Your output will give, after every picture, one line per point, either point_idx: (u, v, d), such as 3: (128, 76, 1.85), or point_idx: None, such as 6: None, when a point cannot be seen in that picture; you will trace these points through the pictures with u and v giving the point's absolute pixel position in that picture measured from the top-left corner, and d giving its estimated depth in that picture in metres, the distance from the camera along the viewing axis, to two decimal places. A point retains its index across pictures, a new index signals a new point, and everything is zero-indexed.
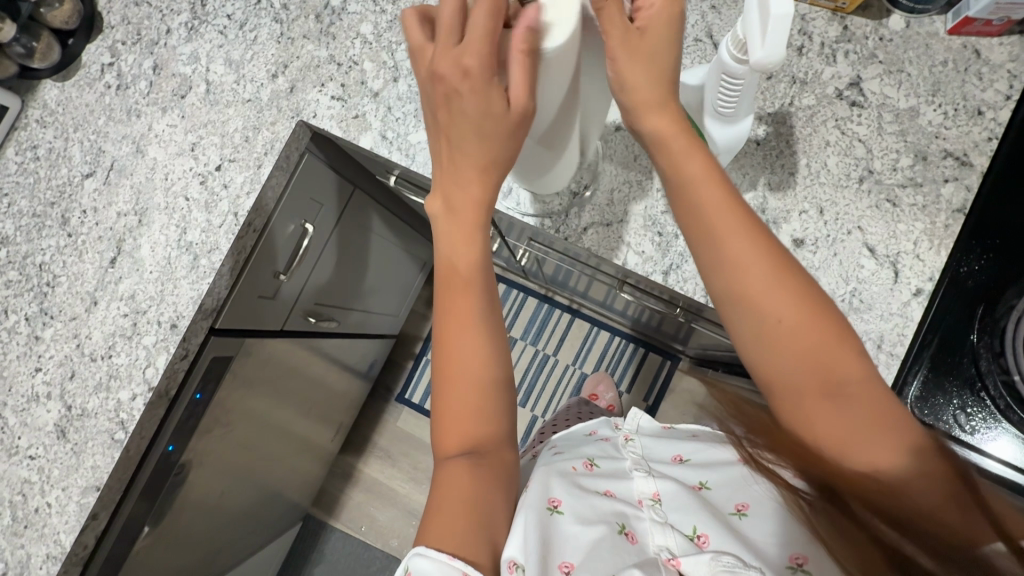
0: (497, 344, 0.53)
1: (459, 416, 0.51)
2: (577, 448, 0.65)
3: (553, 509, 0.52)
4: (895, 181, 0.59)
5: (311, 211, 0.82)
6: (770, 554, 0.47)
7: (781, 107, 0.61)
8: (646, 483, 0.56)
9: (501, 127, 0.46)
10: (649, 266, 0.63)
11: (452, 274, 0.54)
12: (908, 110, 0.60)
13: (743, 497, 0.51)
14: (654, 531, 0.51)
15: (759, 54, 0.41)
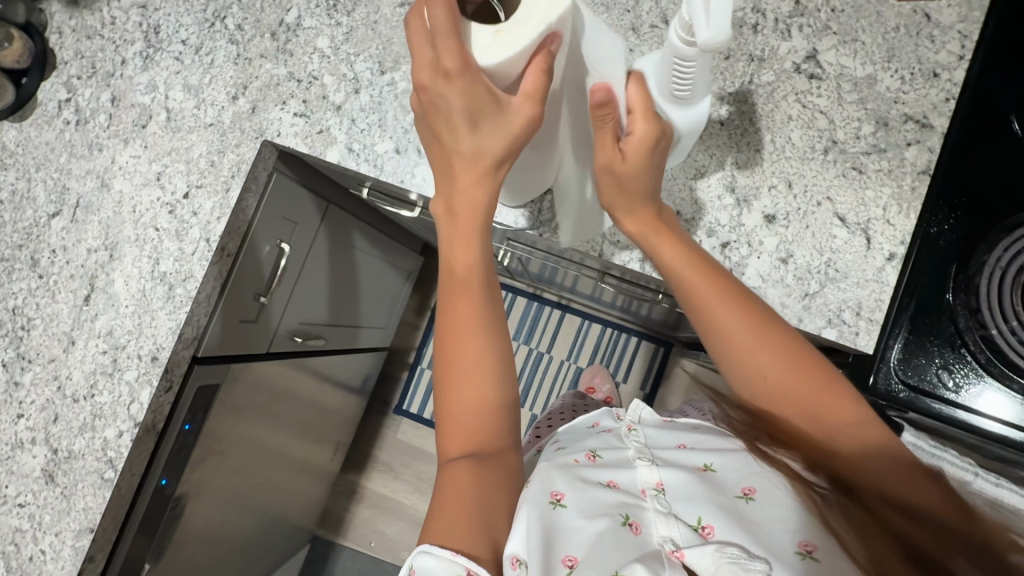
0: (502, 342, 0.53)
1: (468, 424, 0.51)
2: (581, 440, 0.64)
3: (557, 502, 0.51)
4: (860, 148, 0.60)
5: (286, 230, 0.82)
6: (779, 539, 0.46)
7: (741, 87, 0.62)
8: (650, 472, 0.55)
9: (501, 122, 0.46)
10: (626, 256, 0.63)
11: (456, 281, 0.53)
12: (865, 78, 0.60)
13: (750, 481, 0.51)
14: (659, 520, 0.50)
15: (704, 35, 0.41)
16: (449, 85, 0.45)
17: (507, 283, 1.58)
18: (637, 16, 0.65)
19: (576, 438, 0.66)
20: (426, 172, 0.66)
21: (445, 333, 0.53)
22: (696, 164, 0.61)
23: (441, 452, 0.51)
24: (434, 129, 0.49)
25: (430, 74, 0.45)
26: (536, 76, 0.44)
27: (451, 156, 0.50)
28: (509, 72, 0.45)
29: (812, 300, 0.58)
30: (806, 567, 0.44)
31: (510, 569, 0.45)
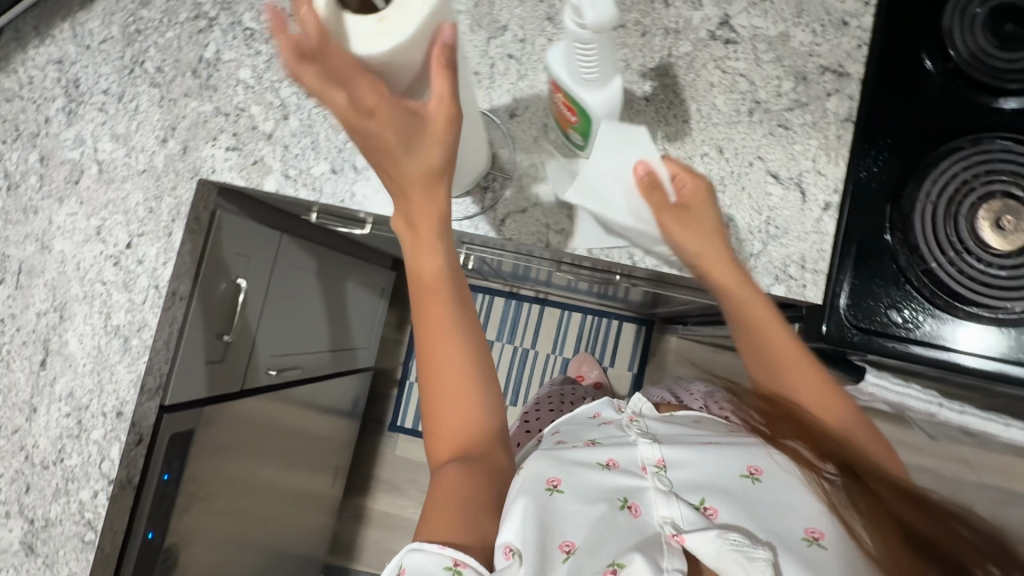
0: (479, 344, 0.54)
1: (451, 427, 0.52)
2: (582, 430, 0.66)
3: (553, 488, 0.53)
4: (783, 105, 0.61)
5: (240, 265, 0.81)
6: (788, 524, 0.50)
7: (661, 61, 0.63)
8: (651, 449, 0.57)
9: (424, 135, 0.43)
10: (570, 243, 0.62)
11: (426, 287, 0.52)
12: (779, 36, 0.61)
13: (755, 463, 0.55)
14: (660, 499, 0.52)
15: (589, 17, 0.43)
16: (372, 121, 0.42)
17: (483, 285, 1.58)
18: (551, 6, 0.65)
19: (576, 428, 0.68)
20: (365, 188, 0.66)
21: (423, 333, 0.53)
22: None
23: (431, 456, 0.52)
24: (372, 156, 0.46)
25: (346, 112, 0.42)
26: (447, 80, 0.42)
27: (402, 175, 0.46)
28: (399, 64, 0.42)
29: (757, 260, 0.59)
30: (812, 552, 0.48)
31: (503, 558, 0.46)
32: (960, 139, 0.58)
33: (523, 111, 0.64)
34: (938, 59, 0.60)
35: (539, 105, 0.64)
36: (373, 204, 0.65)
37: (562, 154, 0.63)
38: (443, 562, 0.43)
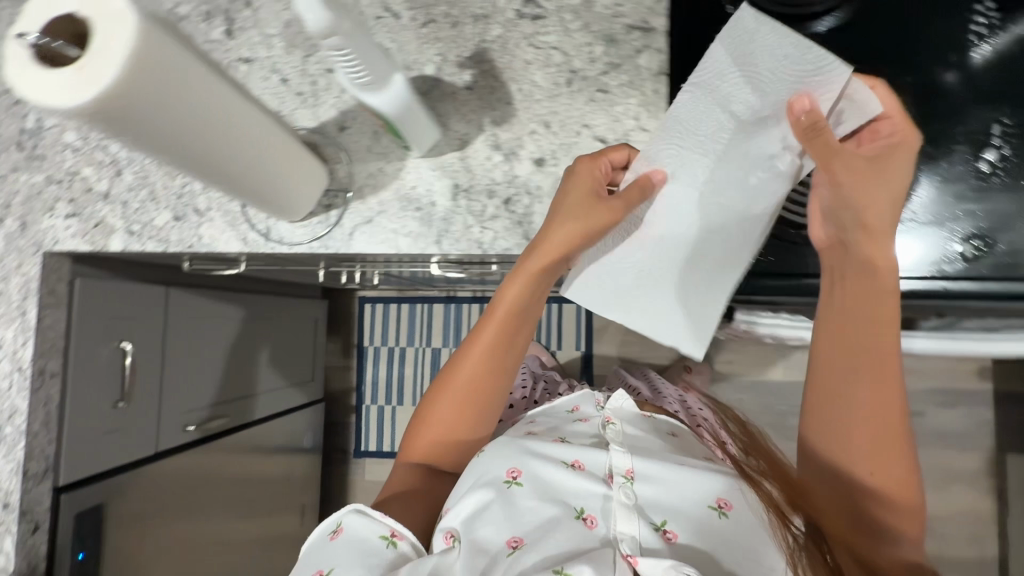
0: (499, 389, 0.64)
1: (432, 443, 0.65)
2: (559, 424, 0.72)
3: (513, 481, 0.59)
4: (598, 70, 0.61)
5: (125, 329, 0.80)
6: (742, 560, 0.53)
7: (476, 48, 0.63)
8: (624, 459, 0.60)
9: (598, 216, 0.52)
10: (420, 243, 0.62)
11: (500, 317, 0.60)
12: (582, 3, 0.62)
13: (727, 497, 0.57)
14: (620, 513, 0.55)
15: (306, 17, 0.39)
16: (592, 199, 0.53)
17: (420, 295, 1.57)
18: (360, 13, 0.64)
19: (551, 423, 0.74)
20: (210, 229, 0.65)
21: (462, 353, 0.63)
22: (458, 134, 0.62)
23: (404, 445, 0.66)
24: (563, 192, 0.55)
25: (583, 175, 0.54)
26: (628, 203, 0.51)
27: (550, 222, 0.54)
28: (142, 103, 0.38)
29: None
30: None
31: (443, 540, 0.54)
32: None
33: (352, 123, 0.64)
34: None
35: (366, 113, 0.64)
36: (222, 244, 0.64)
37: (397, 157, 0.63)
38: (382, 531, 0.55)
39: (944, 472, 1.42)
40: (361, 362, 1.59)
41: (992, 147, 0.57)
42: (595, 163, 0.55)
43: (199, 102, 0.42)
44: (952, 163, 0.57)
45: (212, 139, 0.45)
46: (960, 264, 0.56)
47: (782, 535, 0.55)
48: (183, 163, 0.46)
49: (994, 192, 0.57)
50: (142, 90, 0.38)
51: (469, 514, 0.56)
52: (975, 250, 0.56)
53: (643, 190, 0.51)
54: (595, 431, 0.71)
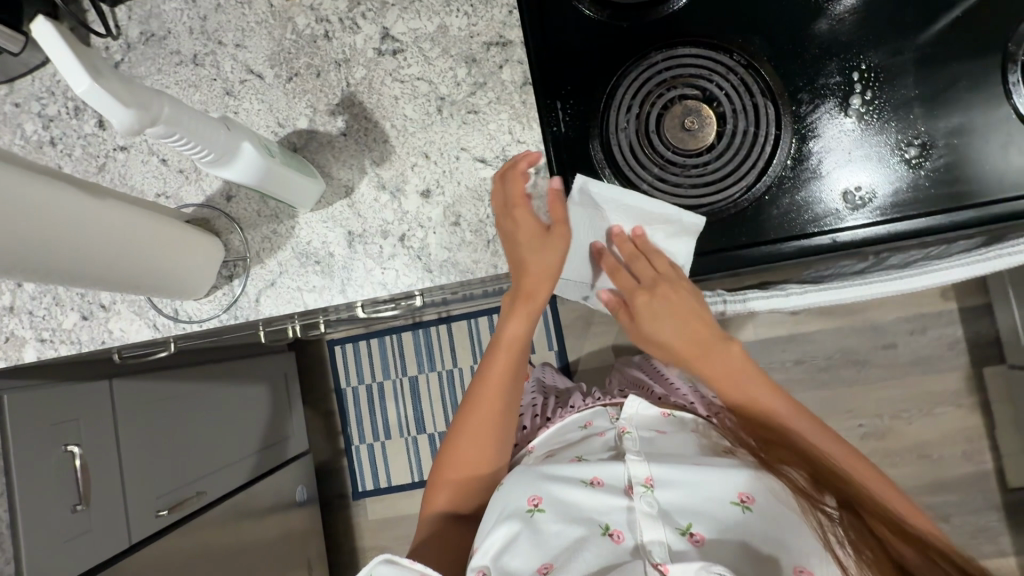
0: (508, 421, 0.66)
1: (454, 488, 0.65)
2: (572, 444, 0.71)
3: (535, 507, 0.58)
4: (465, 92, 0.61)
5: (71, 431, 0.80)
6: (771, 551, 0.53)
7: (344, 93, 0.63)
8: (640, 467, 0.59)
9: (547, 244, 0.57)
10: (325, 294, 0.62)
11: (507, 352, 0.64)
12: (438, 30, 0.62)
13: (749, 490, 0.57)
14: (647, 524, 0.55)
15: (112, 120, 0.39)
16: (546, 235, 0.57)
17: (386, 327, 1.57)
18: (225, 80, 0.64)
19: (566, 442, 0.73)
20: (119, 321, 0.64)
21: (472, 399, 0.65)
22: (342, 181, 0.62)
23: (427, 495, 0.67)
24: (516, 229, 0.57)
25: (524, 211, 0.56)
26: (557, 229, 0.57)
27: (521, 263, 0.57)
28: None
29: (496, 244, 0.60)
30: None
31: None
32: (630, 63, 0.61)
33: (238, 191, 0.64)
34: None
35: None
36: (133, 333, 0.64)
37: (288, 216, 0.63)
38: None
39: (931, 395, 1.40)
40: (342, 405, 1.58)
41: (856, 93, 0.58)
42: (521, 207, 0.56)
43: (26, 210, 0.43)
44: (822, 116, 0.58)
45: (57, 240, 0.45)
46: (848, 213, 0.58)
47: (815, 519, 0.57)
48: (38, 268, 0.46)
49: (868, 137, 0.58)
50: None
51: (498, 548, 0.56)
52: (860, 197, 0.58)
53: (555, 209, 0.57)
54: (611, 444, 0.69)
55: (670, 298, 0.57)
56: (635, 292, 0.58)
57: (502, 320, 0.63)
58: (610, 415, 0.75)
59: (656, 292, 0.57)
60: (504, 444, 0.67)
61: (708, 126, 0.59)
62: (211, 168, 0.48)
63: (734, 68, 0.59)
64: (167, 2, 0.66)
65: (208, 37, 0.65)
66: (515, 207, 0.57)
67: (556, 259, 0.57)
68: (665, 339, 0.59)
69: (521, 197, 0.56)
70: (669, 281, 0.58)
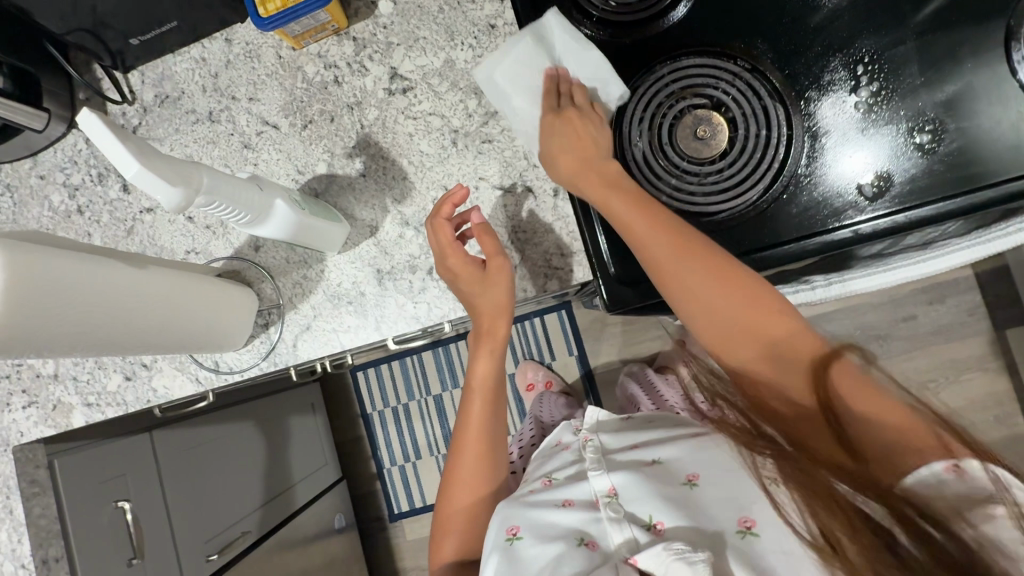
0: (496, 455, 0.69)
1: (457, 532, 0.67)
2: (545, 464, 0.73)
3: (513, 538, 0.59)
4: (477, 123, 0.63)
5: (119, 487, 0.81)
6: (726, 520, 0.55)
7: (359, 135, 0.64)
8: (600, 478, 0.60)
9: (490, 281, 0.59)
10: (360, 333, 0.63)
11: (478, 390, 0.67)
12: (444, 64, 0.63)
13: (693, 468, 0.59)
14: (613, 529, 0.55)
15: (161, 199, 0.40)
16: (489, 273, 0.59)
17: (405, 349, 1.58)
18: (242, 134, 0.66)
19: (540, 462, 0.74)
20: (162, 378, 0.66)
21: (459, 439, 0.69)
22: (367, 221, 0.64)
23: (433, 547, 0.69)
24: (453, 273, 0.59)
25: (459, 260, 0.58)
26: (493, 262, 0.58)
27: (475, 305, 0.60)
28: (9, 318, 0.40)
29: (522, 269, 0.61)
30: (747, 542, 0.53)
31: None
32: (636, 79, 0.62)
33: (265, 240, 0.65)
34: (585, 18, 0.63)
35: None
36: (177, 389, 0.66)
37: (316, 259, 0.64)
38: None
39: (954, 362, 1.40)
40: (369, 429, 1.60)
41: (862, 86, 0.59)
42: (453, 253, 0.58)
43: (76, 286, 0.44)
44: (831, 112, 0.59)
45: (106, 314, 0.47)
46: (866, 204, 0.58)
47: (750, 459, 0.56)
48: (91, 343, 0.47)
49: (877, 128, 0.59)
50: (37, 317, 0.42)
51: None
52: (875, 187, 0.58)
53: (488, 242, 0.58)
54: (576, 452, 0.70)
55: (576, 125, 0.57)
56: (553, 112, 0.58)
57: (471, 359, 0.67)
58: (574, 429, 0.77)
59: (563, 114, 0.57)
60: (499, 477, 0.70)
61: (720, 132, 0.60)
62: (252, 228, 0.49)
63: (740, 74, 0.60)
64: (178, 63, 0.68)
65: (222, 93, 0.67)
66: (447, 255, 0.58)
67: (504, 292, 0.59)
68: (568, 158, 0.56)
69: (449, 242, 0.57)
70: (584, 115, 0.58)
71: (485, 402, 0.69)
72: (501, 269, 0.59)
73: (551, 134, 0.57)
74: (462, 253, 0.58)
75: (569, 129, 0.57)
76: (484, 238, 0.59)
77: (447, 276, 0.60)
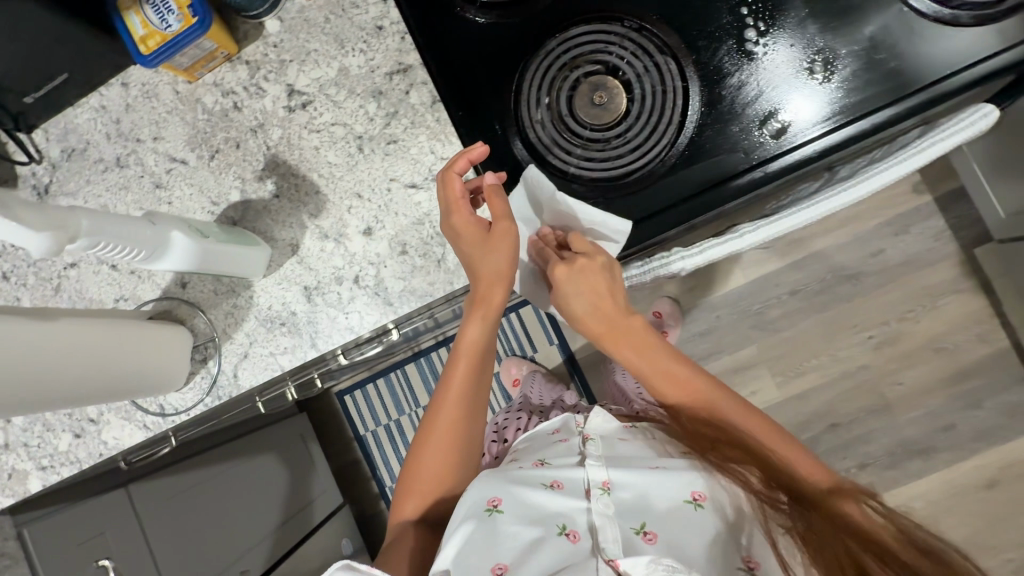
0: (478, 424, 0.68)
1: (424, 497, 0.67)
2: (541, 448, 0.76)
3: (494, 509, 0.61)
4: (381, 126, 0.62)
5: (99, 545, 0.80)
6: (729, 553, 0.58)
7: (267, 157, 0.64)
8: (599, 471, 0.65)
9: (490, 243, 0.56)
10: (297, 353, 0.63)
11: (466, 357, 0.64)
12: (339, 73, 0.63)
13: (699, 488, 0.63)
14: (606, 523, 0.60)
15: (29, 247, 0.40)
16: (493, 234, 0.56)
17: (388, 366, 1.57)
18: (152, 173, 0.66)
19: (538, 446, 0.78)
20: (111, 429, 0.65)
21: (440, 403, 0.66)
22: (286, 240, 0.63)
23: (397, 505, 0.68)
24: (457, 234, 0.57)
25: (465, 222, 0.57)
26: (503, 226, 0.56)
27: (475, 265, 0.57)
28: None
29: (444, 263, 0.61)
30: None
31: None
32: (527, 56, 0.61)
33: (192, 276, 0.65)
34: (471, 5, 0.62)
35: None
36: (128, 438, 0.65)
37: (243, 286, 0.64)
38: None
39: (929, 289, 1.40)
40: (365, 451, 1.59)
41: (750, 27, 0.59)
42: (458, 209, 0.57)
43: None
44: (723, 58, 0.59)
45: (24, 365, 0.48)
46: (770, 143, 0.58)
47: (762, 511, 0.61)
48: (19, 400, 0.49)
49: (771, 68, 0.58)
50: None
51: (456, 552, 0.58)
52: (778, 125, 0.58)
53: (501, 204, 0.56)
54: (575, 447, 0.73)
55: (585, 272, 0.58)
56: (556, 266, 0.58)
57: (463, 324, 0.63)
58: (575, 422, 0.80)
59: (575, 263, 0.57)
60: (472, 451, 0.68)
61: (617, 96, 0.60)
62: (152, 263, 0.49)
63: (628, 35, 0.60)
64: (79, 115, 0.67)
65: (126, 138, 0.66)
66: (453, 210, 0.57)
67: (507, 257, 0.56)
68: (593, 310, 0.59)
69: (458, 199, 0.56)
70: (587, 257, 0.57)
71: (470, 373, 0.65)
72: (513, 233, 0.56)
73: (575, 296, 0.58)
74: (472, 214, 0.56)
75: (586, 279, 0.58)
76: (496, 201, 0.56)
77: (451, 236, 0.58)
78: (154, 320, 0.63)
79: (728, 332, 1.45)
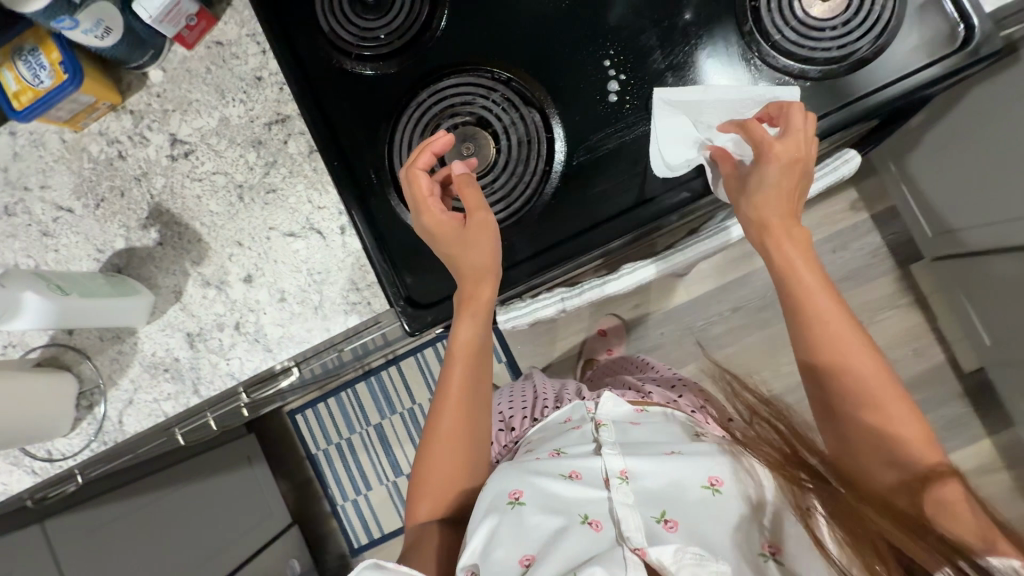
0: (478, 423, 0.66)
1: (434, 500, 0.66)
2: (551, 438, 0.73)
3: (517, 500, 0.61)
4: (261, 175, 0.64)
5: None
6: (751, 540, 0.54)
7: (150, 206, 0.65)
8: (614, 461, 0.62)
9: (469, 236, 0.56)
10: (181, 398, 0.64)
11: (462, 358, 0.63)
12: (220, 122, 0.64)
13: (716, 472, 0.60)
14: (625, 509, 0.58)
15: None
16: (468, 226, 0.56)
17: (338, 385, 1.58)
18: (39, 220, 0.66)
19: (548, 435, 0.74)
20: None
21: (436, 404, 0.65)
22: (168, 287, 0.64)
23: (409, 508, 0.67)
24: (433, 232, 0.57)
25: (439, 221, 0.57)
26: (478, 216, 0.56)
27: (456, 263, 0.57)
28: None
29: (323, 310, 0.62)
30: (768, 566, 0.52)
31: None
32: (399, 110, 0.63)
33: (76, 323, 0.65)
34: (346, 57, 0.63)
35: None
36: (17, 483, 0.66)
37: (128, 332, 0.65)
38: None
39: (867, 304, 1.42)
40: (318, 468, 1.60)
41: (612, 80, 0.60)
42: (427, 208, 0.57)
43: None
44: (589, 111, 0.60)
45: None
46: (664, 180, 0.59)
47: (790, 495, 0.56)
48: None
49: (632, 118, 0.60)
50: None
51: (481, 548, 0.57)
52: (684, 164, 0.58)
53: (473, 195, 0.56)
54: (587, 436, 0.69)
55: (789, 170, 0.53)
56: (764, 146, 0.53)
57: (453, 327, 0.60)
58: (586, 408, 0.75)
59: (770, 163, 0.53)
60: (477, 445, 0.67)
61: (486, 147, 0.61)
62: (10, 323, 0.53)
63: (495, 86, 0.61)
64: None
65: (14, 185, 0.67)
66: (423, 210, 0.57)
67: (486, 250, 0.56)
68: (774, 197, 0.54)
69: (424, 198, 0.56)
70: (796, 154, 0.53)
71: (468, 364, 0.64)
72: (491, 221, 0.56)
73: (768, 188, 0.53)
74: (444, 210, 0.57)
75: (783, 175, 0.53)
76: (468, 193, 0.57)
77: (428, 236, 0.58)
78: (37, 369, 0.63)
79: (673, 348, 1.46)
